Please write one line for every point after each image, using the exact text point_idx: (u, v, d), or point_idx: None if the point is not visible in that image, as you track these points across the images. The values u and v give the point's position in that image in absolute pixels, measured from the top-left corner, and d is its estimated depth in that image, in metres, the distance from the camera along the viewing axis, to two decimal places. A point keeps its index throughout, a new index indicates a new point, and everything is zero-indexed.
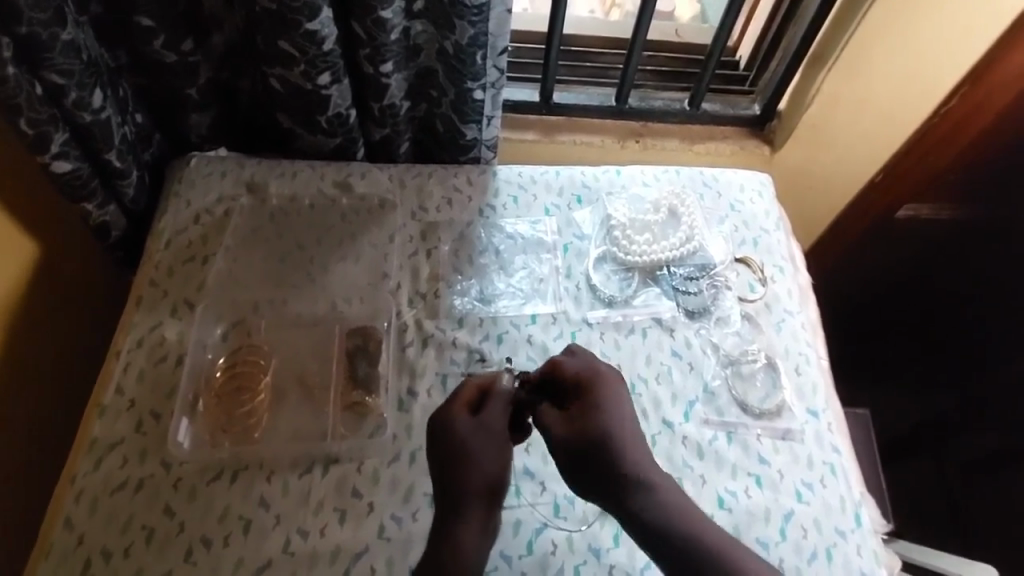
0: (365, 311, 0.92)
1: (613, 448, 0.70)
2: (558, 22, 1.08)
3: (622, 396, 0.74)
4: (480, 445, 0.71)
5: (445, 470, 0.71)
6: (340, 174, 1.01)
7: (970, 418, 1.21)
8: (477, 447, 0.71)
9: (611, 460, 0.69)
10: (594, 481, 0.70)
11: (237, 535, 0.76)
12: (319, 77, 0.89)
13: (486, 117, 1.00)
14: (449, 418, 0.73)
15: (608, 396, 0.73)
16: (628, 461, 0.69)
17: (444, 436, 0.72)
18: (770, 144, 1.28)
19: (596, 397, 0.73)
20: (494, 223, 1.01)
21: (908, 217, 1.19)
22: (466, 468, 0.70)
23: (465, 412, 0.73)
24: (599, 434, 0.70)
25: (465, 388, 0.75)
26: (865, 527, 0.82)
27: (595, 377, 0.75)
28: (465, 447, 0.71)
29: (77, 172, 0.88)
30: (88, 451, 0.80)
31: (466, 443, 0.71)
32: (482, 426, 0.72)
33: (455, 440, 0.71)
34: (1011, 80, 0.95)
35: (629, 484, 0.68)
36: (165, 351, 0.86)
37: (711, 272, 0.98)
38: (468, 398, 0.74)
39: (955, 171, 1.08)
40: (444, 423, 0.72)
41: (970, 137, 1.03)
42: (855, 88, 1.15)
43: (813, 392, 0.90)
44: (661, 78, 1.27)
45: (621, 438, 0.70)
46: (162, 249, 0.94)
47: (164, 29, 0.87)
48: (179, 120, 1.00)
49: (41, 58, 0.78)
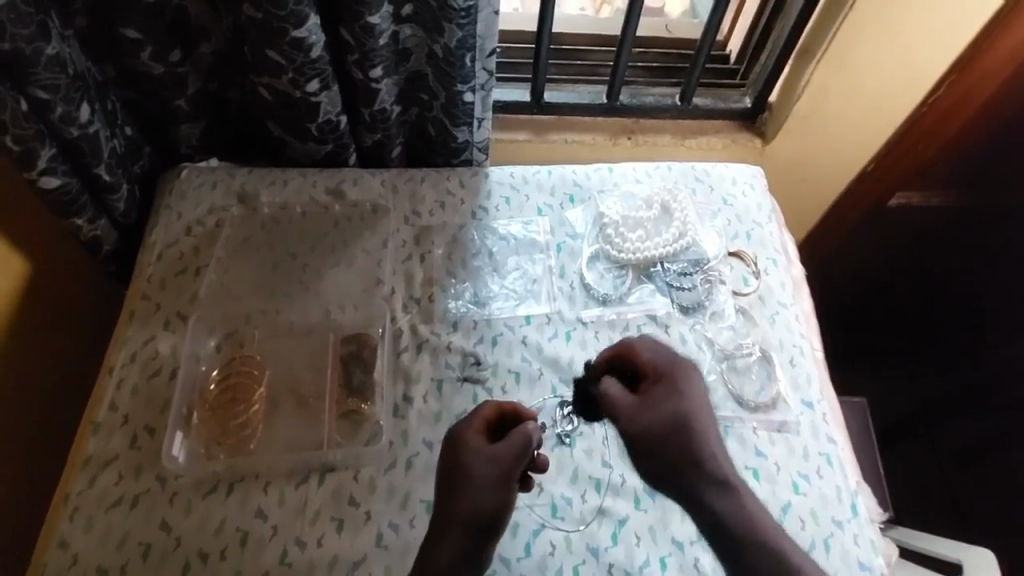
0: (358, 318, 0.92)
1: (654, 412, 0.69)
2: (547, 23, 1.07)
3: (691, 393, 0.72)
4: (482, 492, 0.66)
5: (443, 492, 0.68)
6: (332, 180, 1.01)
7: (969, 407, 1.20)
8: (485, 483, 0.66)
9: (686, 445, 0.67)
10: (667, 469, 0.67)
11: (234, 547, 0.76)
12: (308, 85, 0.89)
13: (477, 119, 0.99)
14: (461, 430, 0.70)
15: (680, 386, 0.72)
16: (672, 428, 0.68)
17: (451, 455, 0.69)
18: (761, 137, 1.25)
19: (666, 388, 0.71)
20: (486, 225, 1.01)
21: (900, 205, 1.24)
22: (472, 499, 0.65)
23: (480, 434, 0.70)
24: (673, 423, 0.68)
25: (484, 407, 0.72)
26: (862, 516, 0.81)
27: (658, 371, 0.73)
28: (468, 485, 0.66)
29: (65, 189, 0.87)
30: (82, 468, 0.80)
31: (468, 467, 0.67)
32: (496, 454, 0.67)
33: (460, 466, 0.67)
34: (998, 66, 0.99)
35: (704, 478, 0.65)
36: (158, 365, 0.86)
37: (704, 267, 0.98)
38: (489, 417, 0.72)
39: (944, 159, 1.14)
40: (456, 442, 0.69)
41: (961, 121, 1.08)
42: (845, 80, 1.11)
43: (808, 383, 0.90)
44: (651, 74, 1.25)
45: (695, 426, 0.68)
46: (153, 262, 0.94)
47: (152, 40, 0.87)
48: (168, 131, 1.00)
49: (27, 74, 0.77)
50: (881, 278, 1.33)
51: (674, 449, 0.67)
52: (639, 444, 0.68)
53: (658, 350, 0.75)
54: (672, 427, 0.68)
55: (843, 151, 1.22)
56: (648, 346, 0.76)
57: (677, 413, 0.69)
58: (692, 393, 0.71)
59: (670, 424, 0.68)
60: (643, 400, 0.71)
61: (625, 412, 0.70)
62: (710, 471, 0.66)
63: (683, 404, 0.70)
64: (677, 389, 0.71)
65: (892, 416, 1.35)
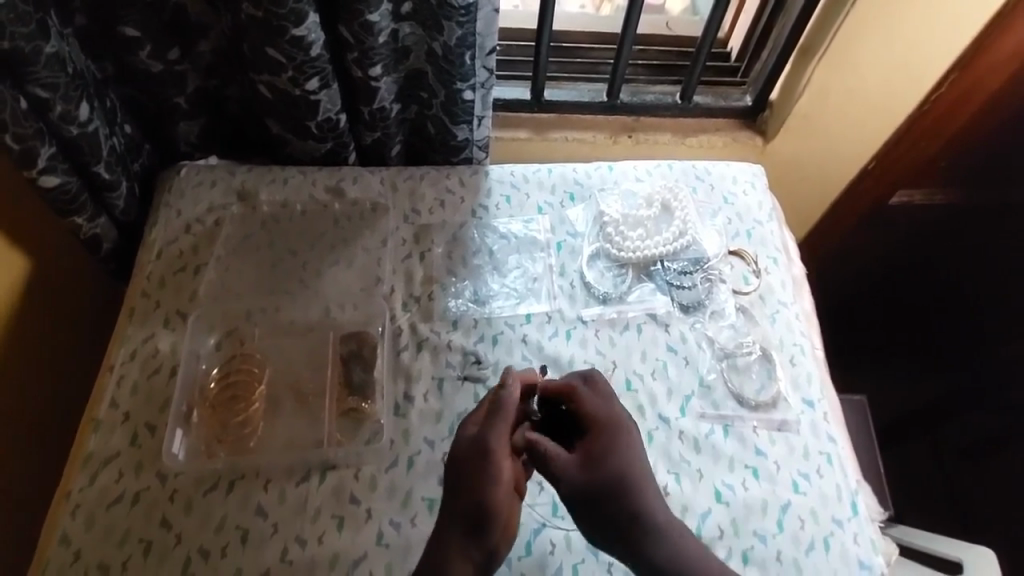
0: (358, 317, 0.92)
1: (589, 469, 0.67)
2: (548, 18, 1.06)
3: (632, 449, 0.70)
4: (476, 472, 0.66)
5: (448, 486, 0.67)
6: (332, 179, 1.01)
7: (972, 406, 1.20)
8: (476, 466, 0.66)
9: (627, 499, 0.66)
10: (606, 529, 0.66)
11: (234, 545, 0.76)
12: (307, 83, 0.89)
13: (477, 117, 0.99)
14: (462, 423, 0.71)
15: (620, 440, 0.70)
16: (612, 483, 0.66)
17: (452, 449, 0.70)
18: (762, 135, 1.27)
19: (608, 442, 0.69)
20: (486, 223, 1.01)
21: (902, 204, 1.20)
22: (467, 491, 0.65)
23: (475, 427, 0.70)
24: (613, 478, 0.67)
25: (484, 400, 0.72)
26: (863, 515, 0.81)
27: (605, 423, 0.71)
28: (461, 471, 0.66)
29: (65, 187, 0.87)
30: (83, 465, 0.80)
31: (459, 458, 0.67)
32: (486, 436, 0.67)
33: (456, 457, 0.68)
34: (1001, 64, 0.94)
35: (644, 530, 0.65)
36: (158, 364, 0.86)
37: (705, 266, 0.98)
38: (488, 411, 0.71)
39: (946, 157, 1.09)
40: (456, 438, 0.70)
41: (966, 117, 1.03)
42: (846, 74, 1.14)
43: (809, 382, 0.90)
44: (652, 72, 1.25)
45: (634, 484, 0.67)
46: (154, 260, 0.94)
47: (149, 38, 0.87)
48: (166, 129, 1.00)
49: (25, 73, 0.77)
50: (883, 278, 1.33)
51: (612, 510, 0.66)
52: (579, 498, 0.67)
53: (585, 390, 0.74)
54: (609, 480, 0.67)
55: (845, 150, 1.21)
56: (587, 391, 0.74)
57: (616, 470, 0.67)
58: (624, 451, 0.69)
59: (606, 482, 0.66)
60: (584, 457, 0.69)
61: (565, 472, 0.68)
62: (645, 521, 0.66)
63: (625, 456, 0.68)
64: (613, 440, 0.70)
65: (893, 413, 1.35)
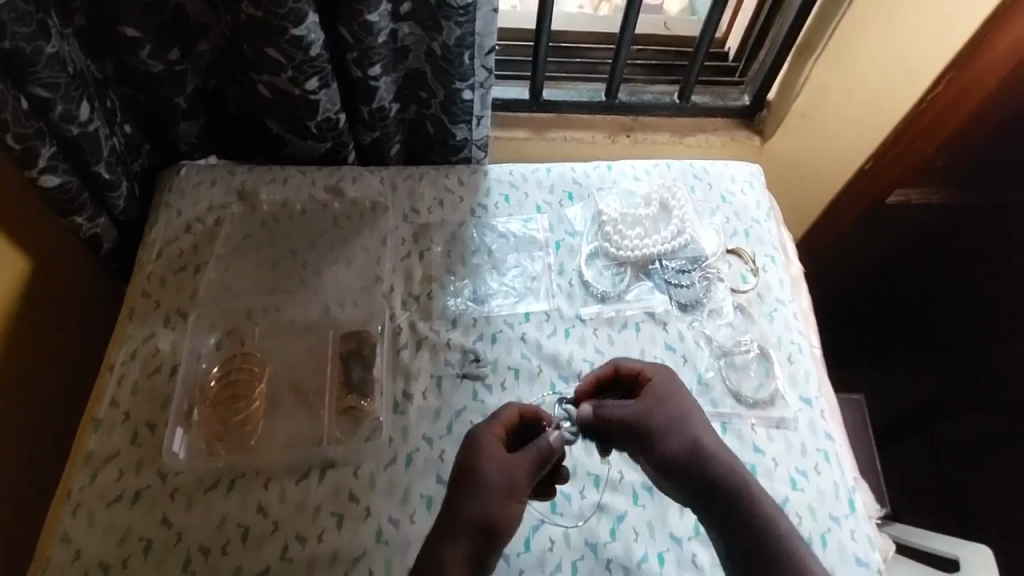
0: (358, 316, 0.92)
1: (651, 406, 0.72)
2: (546, 18, 1.07)
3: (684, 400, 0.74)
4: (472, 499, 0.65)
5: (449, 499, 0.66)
6: (331, 178, 1.01)
7: (977, 401, 1.23)
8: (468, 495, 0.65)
9: (687, 432, 0.70)
10: (668, 463, 0.68)
11: (234, 543, 0.76)
12: (307, 83, 0.89)
13: (475, 116, 0.99)
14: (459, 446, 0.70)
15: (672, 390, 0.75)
16: (673, 419, 0.71)
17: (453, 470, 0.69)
18: (761, 135, 1.25)
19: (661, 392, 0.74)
20: (485, 222, 1.01)
21: (899, 204, 1.21)
22: (482, 503, 0.64)
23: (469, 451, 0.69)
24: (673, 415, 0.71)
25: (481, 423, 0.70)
26: (859, 512, 0.82)
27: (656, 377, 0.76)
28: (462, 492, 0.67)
29: (65, 187, 0.87)
30: (83, 464, 0.80)
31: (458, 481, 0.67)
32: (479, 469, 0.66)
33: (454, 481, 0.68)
34: (996, 64, 0.96)
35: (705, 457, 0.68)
36: (158, 362, 0.87)
37: (703, 265, 0.98)
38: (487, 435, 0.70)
39: (944, 158, 1.11)
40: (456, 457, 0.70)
41: (962, 117, 1.04)
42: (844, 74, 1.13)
43: (806, 380, 0.90)
44: (650, 72, 1.25)
45: (691, 423, 0.71)
46: (154, 259, 0.94)
47: (150, 39, 0.87)
48: (166, 129, 1.00)
49: (26, 73, 0.78)
50: (882, 277, 1.33)
51: (674, 442, 0.69)
52: (644, 432, 0.70)
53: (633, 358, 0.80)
54: (671, 415, 0.71)
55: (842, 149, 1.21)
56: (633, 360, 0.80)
57: (676, 410, 0.72)
58: (680, 395, 0.74)
59: (669, 416, 0.71)
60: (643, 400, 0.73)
61: (629, 411, 0.71)
62: (705, 451, 0.68)
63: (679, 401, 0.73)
64: (669, 389, 0.75)
65: (890, 411, 1.36)
